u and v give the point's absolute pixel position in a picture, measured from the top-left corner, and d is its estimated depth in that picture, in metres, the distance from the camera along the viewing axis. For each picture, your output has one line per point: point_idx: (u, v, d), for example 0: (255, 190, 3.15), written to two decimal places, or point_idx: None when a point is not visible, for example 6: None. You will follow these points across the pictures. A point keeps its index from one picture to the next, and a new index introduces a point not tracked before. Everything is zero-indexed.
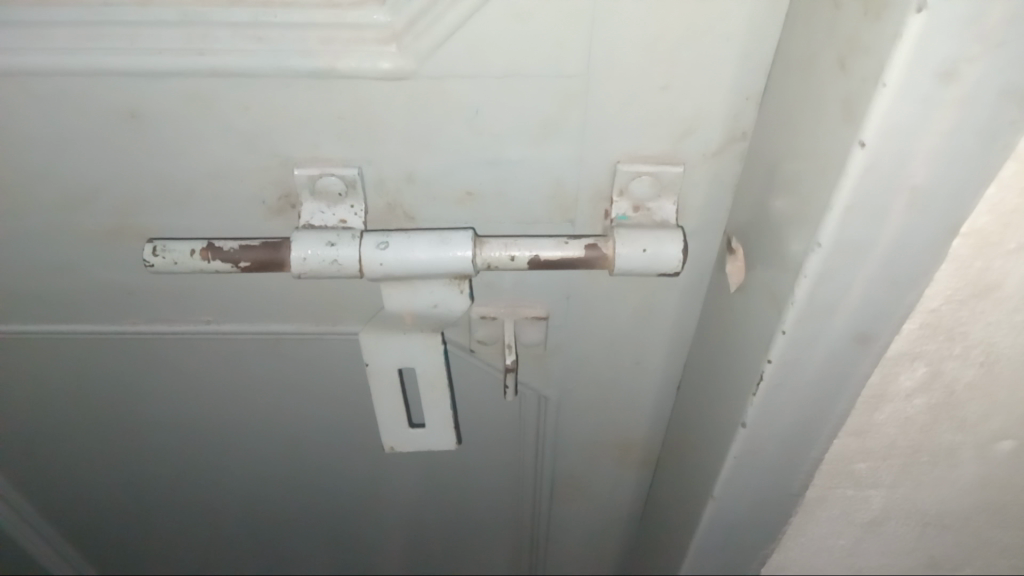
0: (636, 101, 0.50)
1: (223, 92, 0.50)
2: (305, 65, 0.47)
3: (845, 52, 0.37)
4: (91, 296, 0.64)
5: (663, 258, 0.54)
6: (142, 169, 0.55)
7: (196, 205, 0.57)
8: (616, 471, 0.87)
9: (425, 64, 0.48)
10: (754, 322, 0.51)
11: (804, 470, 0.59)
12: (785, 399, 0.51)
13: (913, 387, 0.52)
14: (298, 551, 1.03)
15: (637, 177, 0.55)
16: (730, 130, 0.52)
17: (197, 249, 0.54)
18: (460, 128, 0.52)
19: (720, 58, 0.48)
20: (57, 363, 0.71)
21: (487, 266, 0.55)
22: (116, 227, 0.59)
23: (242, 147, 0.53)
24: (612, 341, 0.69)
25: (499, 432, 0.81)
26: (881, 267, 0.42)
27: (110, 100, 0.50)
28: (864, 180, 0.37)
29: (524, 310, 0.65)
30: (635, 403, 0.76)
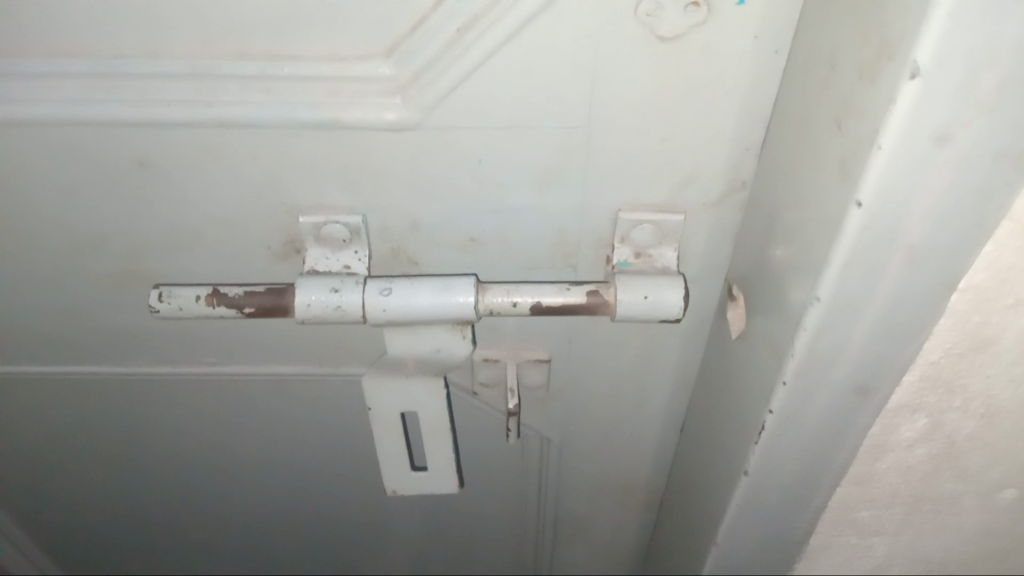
0: (637, 152, 0.51)
1: (231, 141, 0.51)
2: (311, 116, 0.48)
3: (841, 112, 0.38)
4: (96, 338, 0.65)
5: (665, 305, 0.54)
6: (149, 215, 0.55)
7: (202, 249, 0.58)
8: (619, 513, 0.86)
9: (429, 116, 0.49)
10: (754, 372, 0.51)
11: (807, 518, 0.59)
12: (786, 448, 0.51)
13: (914, 438, 0.52)
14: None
15: (638, 225, 0.55)
16: (729, 180, 0.53)
17: (202, 295, 0.54)
18: (463, 177, 0.53)
19: (719, 111, 0.49)
20: (60, 402, 0.72)
21: (490, 312, 0.55)
22: (123, 271, 0.59)
23: (249, 195, 0.54)
24: (614, 384, 0.69)
25: (501, 472, 0.81)
26: (880, 320, 0.42)
27: (118, 149, 0.51)
28: (860, 238, 0.38)
29: (526, 352, 0.66)
30: (638, 445, 0.76)
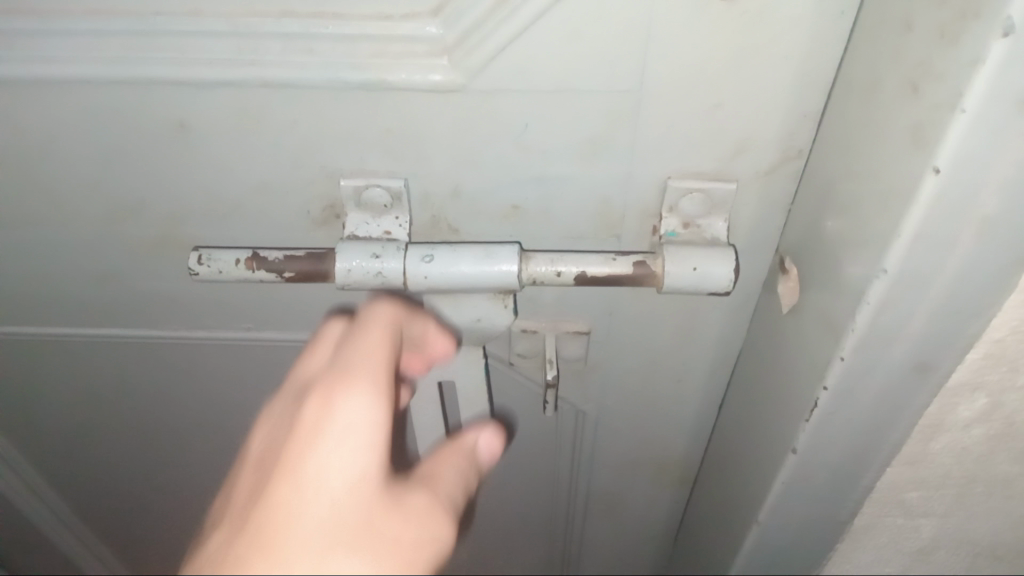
0: (689, 120, 0.49)
1: (272, 104, 0.49)
2: (353, 77, 0.47)
3: (916, 75, 0.36)
4: (133, 302, 0.65)
5: (713, 277, 0.53)
6: (188, 180, 0.55)
7: (240, 215, 0.57)
8: (652, 489, 0.85)
9: (474, 78, 0.47)
10: (806, 347, 0.50)
11: (854, 499, 0.57)
12: (838, 426, 0.50)
13: (972, 418, 0.50)
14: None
15: (687, 194, 0.54)
16: (784, 149, 0.51)
17: (242, 259, 0.54)
18: (508, 143, 0.51)
19: (777, 75, 0.47)
20: (95, 369, 0.72)
21: (533, 282, 0.54)
22: (161, 236, 0.59)
23: (289, 160, 0.53)
24: (655, 357, 0.68)
25: (535, 445, 0.80)
26: (947, 296, 0.40)
27: (158, 110, 0.50)
28: (934, 207, 0.36)
29: (565, 324, 0.65)
30: (675, 420, 0.75)
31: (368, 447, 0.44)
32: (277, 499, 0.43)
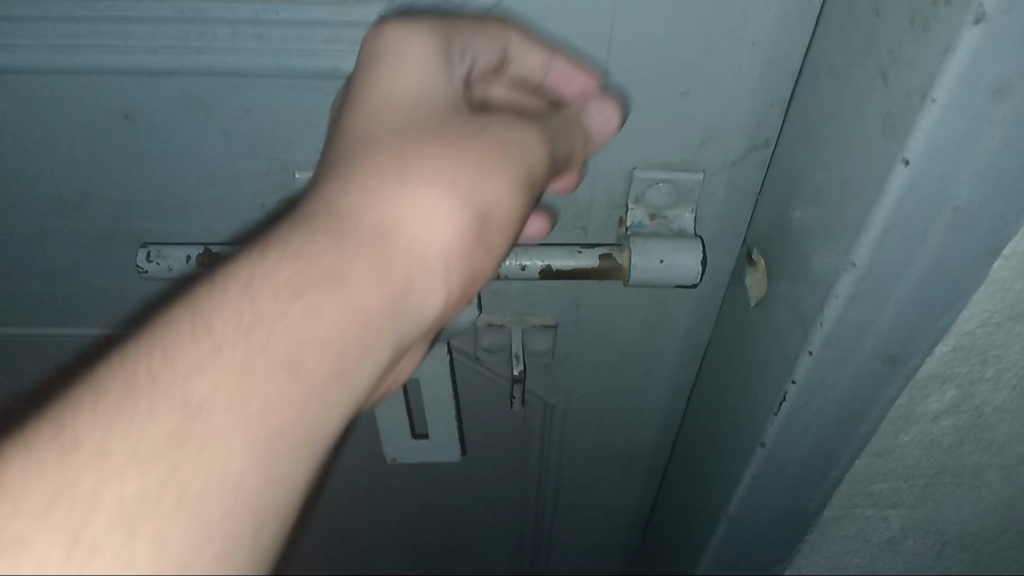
0: (655, 108, 0.49)
1: (223, 92, 0.49)
2: (308, 65, 0.46)
3: (885, 63, 0.35)
4: (87, 297, 0.64)
5: (681, 270, 0.52)
6: (139, 173, 0.54)
7: (193, 207, 0.56)
8: (622, 480, 0.85)
9: None
10: (774, 340, 0.49)
11: (823, 491, 0.57)
12: (808, 420, 0.49)
13: (941, 409, 0.50)
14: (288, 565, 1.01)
15: (654, 185, 0.53)
16: (751, 138, 0.50)
17: (193, 255, 0.52)
18: None
19: (742, 61, 0.46)
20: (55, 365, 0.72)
21: (497, 276, 0.53)
22: (113, 230, 0.58)
23: (243, 150, 0.52)
24: (622, 349, 0.67)
25: (503, 440, 0.79)
26: (918, 288, 0.39)
27: (103, 99, 0.49)
28: (904, 199, 0.35)
29: (531, 318, 0.64)
30: (644, 411, 0.75)
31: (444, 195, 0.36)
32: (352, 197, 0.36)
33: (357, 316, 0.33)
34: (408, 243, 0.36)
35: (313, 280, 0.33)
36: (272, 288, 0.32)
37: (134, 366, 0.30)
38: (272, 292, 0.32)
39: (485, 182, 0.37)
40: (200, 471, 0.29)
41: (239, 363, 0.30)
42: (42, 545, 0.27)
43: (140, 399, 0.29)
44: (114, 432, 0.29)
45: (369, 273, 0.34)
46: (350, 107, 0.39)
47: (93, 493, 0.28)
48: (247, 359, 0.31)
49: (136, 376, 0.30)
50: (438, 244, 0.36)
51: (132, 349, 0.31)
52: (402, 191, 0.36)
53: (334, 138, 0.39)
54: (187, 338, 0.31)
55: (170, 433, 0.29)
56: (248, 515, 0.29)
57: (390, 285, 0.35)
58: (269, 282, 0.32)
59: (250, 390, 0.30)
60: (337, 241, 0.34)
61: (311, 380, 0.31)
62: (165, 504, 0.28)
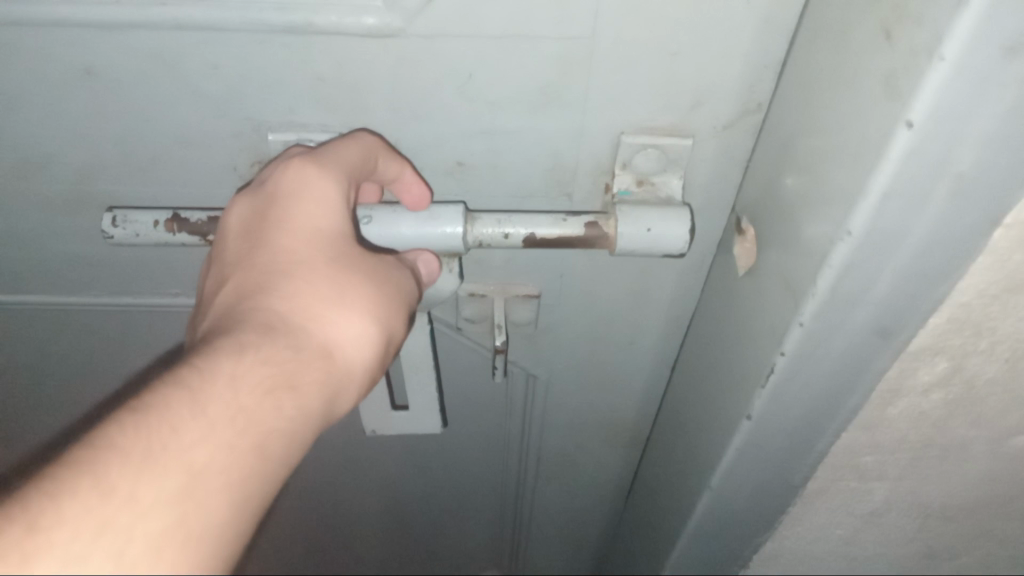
0: (645, 69, 0.47)
1: (191, 48, 0.46)
2: (280, 19, 0.44)
3: (889, 20, 0.33)
4: (52, 264, 0.62)
5: (669, 239, 0.50)
6: (104, 134, 0.52)
7: (162, 169, 0.54)
8: (604, 451, 0.84)
9: (414, 21, 0.44)
10: (763, 311, 0.47)
11: (808, 463, 0.56)
12: (796, 392, 0.48)
13: (931, 382, 0.49)
14: (265, 537, 1.00)
15: (642, 150, 0.51)
16: (744, 102, 0.49)
17: (161, 221, 0.50)
18: (452, 92, 0.49)
19: (736, 20, 0.44)
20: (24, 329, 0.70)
21: (479, 243, 0.52)
22: (77, 193, 0.56)
23: (213, 110, 0.50)
24: (607, 319, 0.66)
25: (484, 411, 0.78)
26: (914, 259, 0.38)
27: (62, 55, 0.46)
28: (906, 164, 0.33)
29: (514, 287, 0.62)
30: (627, 382, 0.74)
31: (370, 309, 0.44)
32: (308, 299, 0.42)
33: (312, 412, 0.39)
34: (342, 358, 0.42)
35: (277, 382, 0.37)
36: (252, 382, 0.36)
37: (151, 422, 0.32)
38: (256, 388, 0.36)
39: (395, 313, 0.46)
40: (204, 515, 0.32)
41: (229, 438, 0.34)
42: (97, 562, 0.29)
43: (160, 460, 0.32)
44: (143, 484, 0.31)
45: (316, 381, 0.40)
46: (290, 214, 0.44)
47: (103, 528, 0.30)
48: (235, 437, 0.34)
49: (144, 440, 0.32)
50: (359, 360, 0.43)
51: (138, 410, 0.32)
52: (339, 317, 0.42)
53: (279, 242, 0.43)
54: (185, 416, 0.33)
55: (178, 485, 0.32)
56: (219, 568, 0.33)
57: (329, 389, 0.40)
58: (247, 377, 0.36)
59: (240, 463, 0.34)
60: (293, 353, 0.39)
61: (271, 461, 0.36)
62: (179, 543, 0.31)
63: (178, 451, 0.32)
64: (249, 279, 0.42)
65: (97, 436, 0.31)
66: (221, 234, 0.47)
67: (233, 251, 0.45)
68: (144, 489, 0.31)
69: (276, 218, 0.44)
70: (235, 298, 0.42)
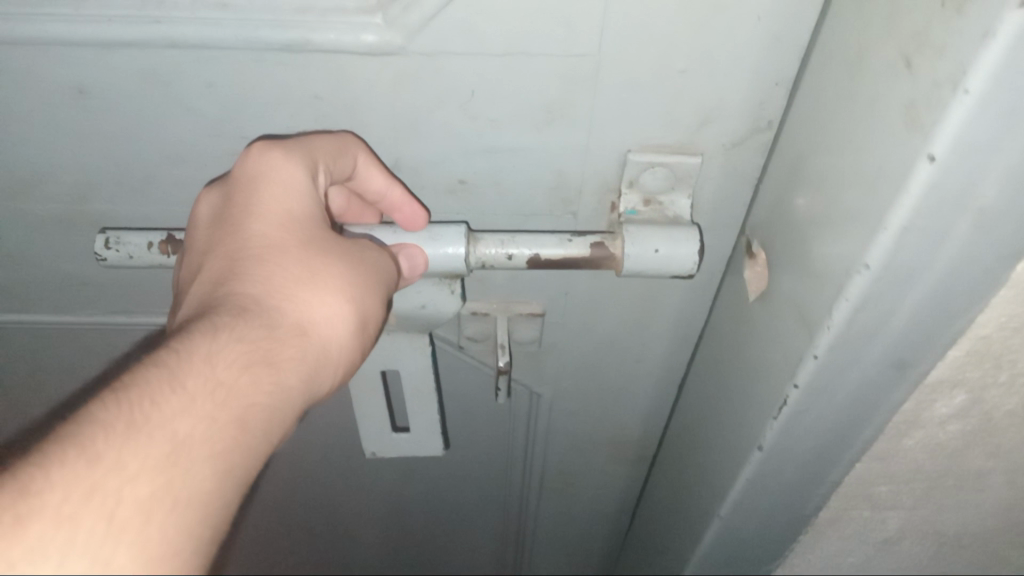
0: (652, 87, 0.46)
1: (184, 67, 0.45)
2: (276, 38, 0.43)
3: (910, 48, 0.31)
4: (46, 285, 0.61)
5: (679, 257, 0.49)
6: (97, 155, 0.50)
7: (156, 190, 0.53)
8: (609, 470, 0.82)
9: (415, 38, 0.43)
10: (774, 339, 0.46)
11: (820, 492, 0.55)
12: (809, 423, 0.47)
13: (949, 414, 0.48)
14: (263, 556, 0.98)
15: (649, 169, 0.50)
16: (754, 120, 0.47)
17: (155, 242, 0.49)
18: (453, 111, 0.47)
19: (746, 38, 0.43)
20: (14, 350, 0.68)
21: (482, 265, 0.50)
22: (70, 214, 0.55)
23: (208, 129, 0.49)
24: (612, 338, 0.64)
25: (487, 429, 0.77)
26: (934, 291, 0.37)
27: (53, 74, 0.45)
28: (927, 199, 0.32)
29: (518, 306, 0.61)
30: (633, 401, 0.72)
31: (352, 288, 0.44)
32: (288, 277, 0.42)
33: (292, 389, 0.39)
34: (321, 337, 0.41)
35: (254, 358, 0.37)
36: (227, 358, 0.36)
37: (132, 397, 0.32)
38: (232, 362, 0.36)
39: (377, 296, 0.46)
40: (189, 480, 0.32)
41: (209, 410, 0.34)
42: (88, 522, 0.29)
43: (145, 430, 0.32)
44: (128, 451, 0.31)
45: (295, 360, 0.39)
46: (258, 201, 0.44)
47: (95, 488, 0.30)
48: (215, 409, 0.34)
49: (122, 410, 0.32)
50: (339, 338, 0.42)
51: (118, 390, 0.33)
52: (318, 299, 0.42)
53: (249, 227, 0.43)
54: (162, 390, 0.33)
55: (164, 450, 0.32)
56: (211, 532, 0.33)
57: (309, 367, 0.40)
58: (224, 356, 0.36)
59: (223, 435, 0.34)
60: (269, 332, 0.39)
61: (255, 431, 0.36)
62: (168, 508, 0.31)
63: (159, 420, 0.32)
64: (223, 265, 0.42)
65: (78, 416, 0.32)
66: (193, 229, 0.47)
67: (204, 240, 0.45)
68: (124, 454, 0.31)
69: (244, 205, 0.44)
70: (211, 284, 0.42)
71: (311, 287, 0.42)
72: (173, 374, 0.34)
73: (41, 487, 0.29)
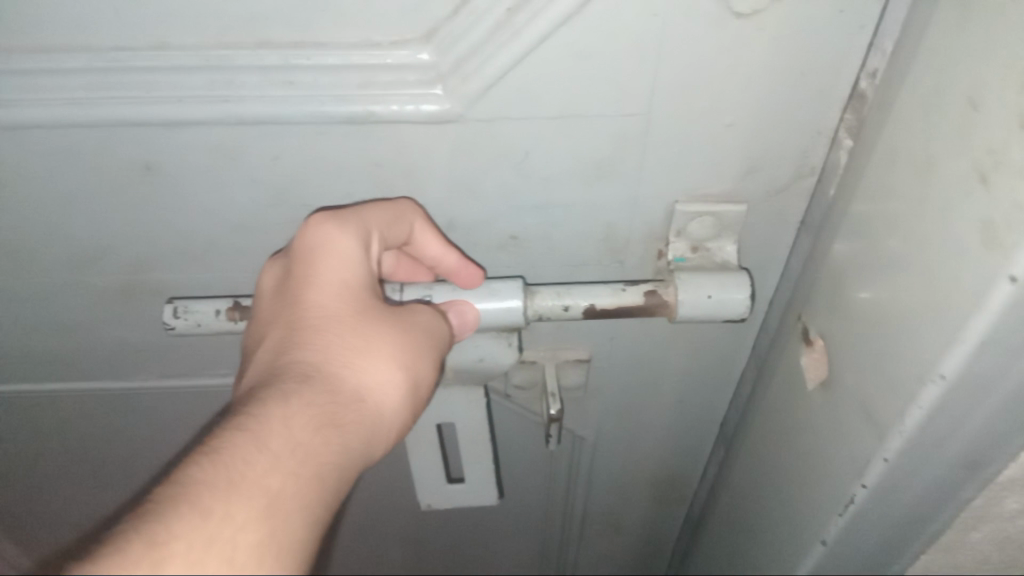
0: (700, 140, 0.47)
1: (249, 140, 0.47)
2: (340, 111, 0.45)
3: (986, 162, 0.33)
4: (103, 354, 0.62)
5: (731, 304, 0.50)
6: (160, 227, 0.52)
7: (215, 256, 0.54)
8: (651, 511, 0.83)
9: (473, 105, 0.45)
10: (834, 423, 0.48)
11: (891, 563, 0.57)
12: (878, 511, 0.49)
13: (1016, 509, 0.50)
14: None
15: (696, 218, 0.52)
16: (797, 167, 0.49)
17: (223, 309, 0.50)
18: (508, 171, 0.49)
19: (792, 92, 0.45)
20: (44, 419, 0.69)
21: (539, 317, 0.52)
22: (130, 283, 0.56)
23: (270, 198, 0.50)
24: (656, 379, 0.66)
25: (531, 468, 0.78)
26: (1008, 396, 0.38)
27: (122, 152, 0.47)
28: (1006, 315, 0.33)
29: (565, 352, 0.62)
30: (676, 441, 0.73)
31: (406, 347, 0.44)
32: (347, 339, 0.42)
33: (357, 448, 0.39)
34: (378, 398, 0.42)
35: (326, 419, 0.38)
36: (301, 418, 0.37)
37: (224, 458, 0.33)
38: (306, 422, 0.37)
39: (431, 355, 0.46)
40: (282, 535, 0.33)
41: (292, 469, 0.35)
42: (213, 570, 0.30)
43: (241, 488, 0.32)
44: (232, 506, 0.32)
45: (359, 419, 0.40)
46: (315, 269, 0.45)
47: (207, 541, 0.30)
48: (297, 467, 0.35)
49: (217, 471, 0.33)
50: (397, 398, 0.43)
51: (209, 452, 0.33)
52: (376, 360, 0.43)
53: (309, 293, 0.44)
54: (248, 451, 0.34)
55: (261, 504, 0.33)
56: None
57: (371, 427, 0.41)
58: (298, 418, 0.37)
59: (307, 492, 0.35)
60: (334, 393, 0.40)
61: (330, 491, 0.36)
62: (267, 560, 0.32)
63: (252, 476, 0.33)
64: (285, 331, 0.43)
65: (170, 477, 0.32)
66: (257, 298, 0.48)
67: (265, 308, 0.46)
68: (225, 512, 0.31)
69: (303, 274, 0.45)
70: (275, 349, 0.43)
71: (369, 348, 0.43)
72: (256, 436, 0.35)
73: (162, 539, 0.30)
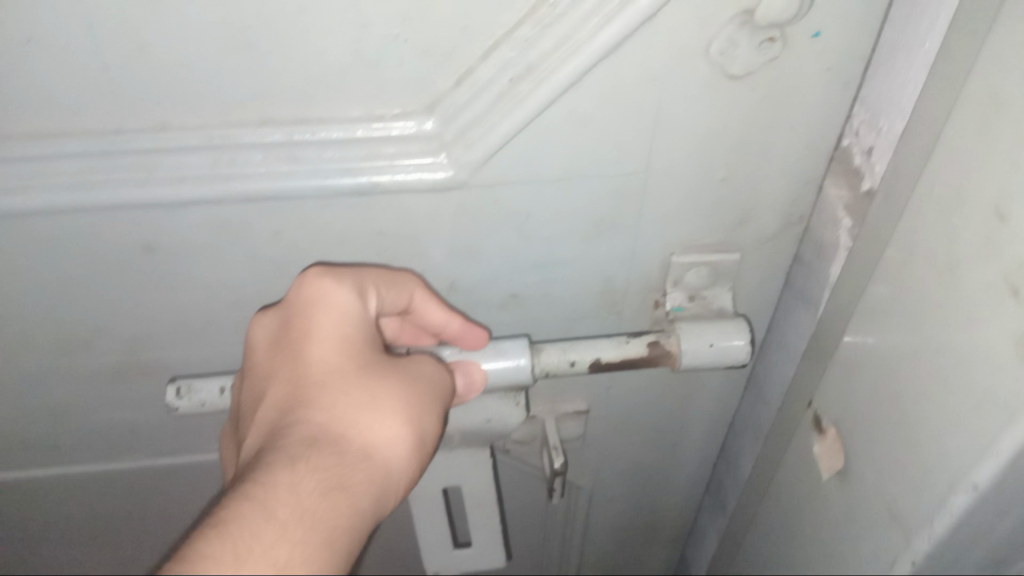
0: (695, 195, 0.49)
1: (251, 216, 0.47)
2: (345, 183, 0.45)
3: None
4: (95, 438, 0.62)
5: (733, 350, 0.51)
6: (158, 305, 0.51)
7: (214, 331, 0.54)
8: (646, 550, 0.85)
9: (477, 172, 0.45)
10: (865, 499, 0.50)
11: None
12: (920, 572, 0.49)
13: None
14: None
15: (693, 268, 0.53)
16: (787, 216, 0.51)
17: (227, 386, 0.50)
18: (510, 233, 0.50)
19: (782, 146, 0.47)
20: (5, 509, 0.68)
21: (546, 374, 0.52)
22: (125, 363, 0.55)
23: (272, 271, 0.50)
24: (653, 426, 0.66)
25: (530, 516, 0.78)
26: None
27: (120, 234, 0.46)
28: None
29: (564, 405, 0.62)
30: (672, 482, 0.75)
31: (410, 402, 0.43)
32: (348, 397, 0.41)
33: (365, 510, 0.38)
34: (385, 455, 0.40)
35: (330, 484, 0.37)
36: (306, 484, 0.36)
37: (229, 534, 0.33)
38: (310, 489, 0.36)
39: (435, 409, 0.45)
40: None
41: (298, 540, 0.34)
42: None
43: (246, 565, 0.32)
44: None
45: (364, 481, 0.39)
46: (314, 325, 0.44)
47: None
48: (303, 538, 0.34)
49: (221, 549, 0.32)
50: (404, 455, 0.41)
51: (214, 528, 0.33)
52: (379, 417, 0.41)
53: (309, 350, 0.43)
54: (255, 522, 0.33)
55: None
56: None
57: (378, 487, 0.39)
58: (301, 485, 0.36)
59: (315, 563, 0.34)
60: (337, 455, 0.39)
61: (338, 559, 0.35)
62: None
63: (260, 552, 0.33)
64: (287, 389, 0.42)
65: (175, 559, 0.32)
66: (252, 353, 0.47)
67: (264, 365, 0.45)
68: None
69: (303, 329, 0.44)
70: (278, 408, 0.42)
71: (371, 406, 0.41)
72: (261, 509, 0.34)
73: None
